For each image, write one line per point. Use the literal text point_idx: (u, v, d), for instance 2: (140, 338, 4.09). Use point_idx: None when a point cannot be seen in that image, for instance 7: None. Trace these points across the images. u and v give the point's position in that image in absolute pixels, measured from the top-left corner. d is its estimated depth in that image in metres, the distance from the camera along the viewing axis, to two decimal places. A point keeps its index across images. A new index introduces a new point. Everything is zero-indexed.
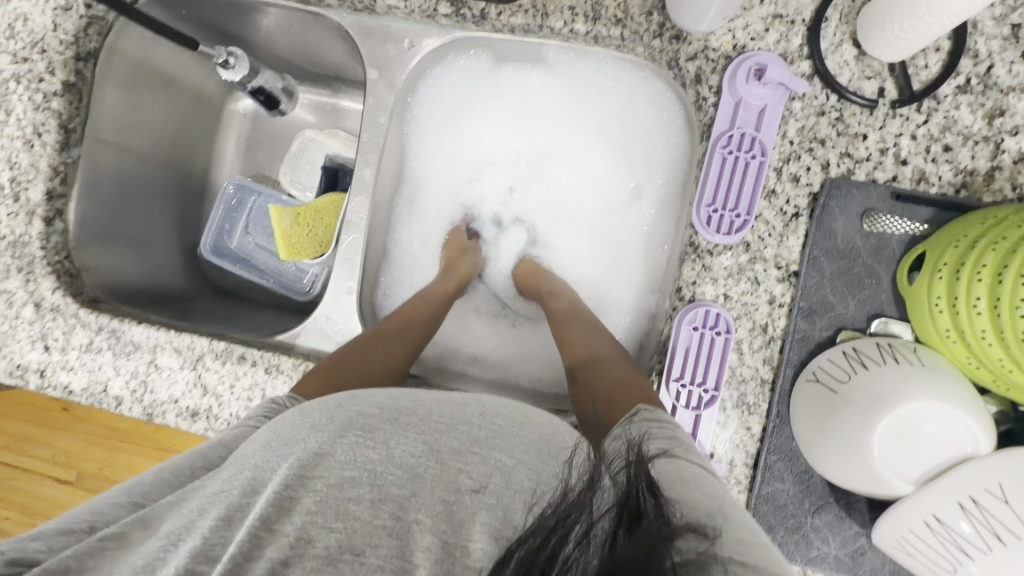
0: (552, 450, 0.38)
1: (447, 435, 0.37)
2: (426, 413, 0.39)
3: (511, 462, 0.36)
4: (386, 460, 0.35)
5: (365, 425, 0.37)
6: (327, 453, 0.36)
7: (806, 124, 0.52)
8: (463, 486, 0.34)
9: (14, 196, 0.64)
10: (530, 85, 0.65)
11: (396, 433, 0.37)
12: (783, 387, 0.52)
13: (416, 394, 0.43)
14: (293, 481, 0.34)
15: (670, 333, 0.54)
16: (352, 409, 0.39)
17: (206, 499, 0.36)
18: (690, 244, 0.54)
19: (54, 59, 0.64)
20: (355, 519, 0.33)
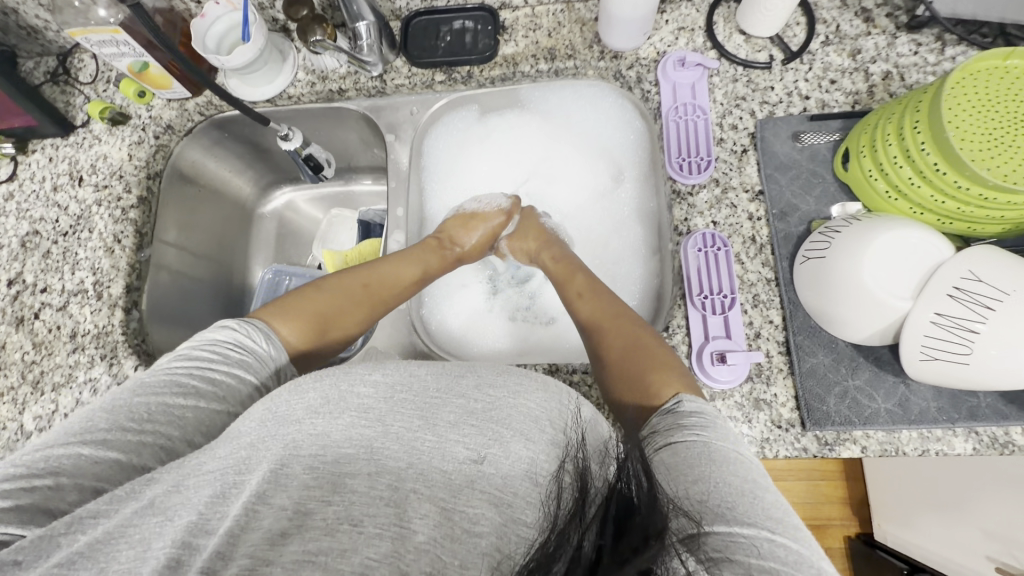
0: (546, 416, 0.41)
1: (443, 409, 0.40)
2: (422, 390, 0.42)
3: (507, 432, 0.38)
4: (383, 436, 0.38)
5: (363, 405, 0.39)
6: (325, 433, 0.38)
7: (727, 89, 0.69)
8: (462, 456, 0.37)
9: (98, 295, 0.73)
10: (512, 124, 0.82)
11: (393, 410, 0.40)
12: (785, 279, 0.62)
13: (412, 368, 0.44)
14: (305, 466, 0.36)
15: (680, 259, 0.65)
16: (352, 392, 0.41)
17: (204, 479, 0.36)
18: (674, 191, 0.67)
19: (130, 180, 0.78)
20: (352, 490, 0.35)
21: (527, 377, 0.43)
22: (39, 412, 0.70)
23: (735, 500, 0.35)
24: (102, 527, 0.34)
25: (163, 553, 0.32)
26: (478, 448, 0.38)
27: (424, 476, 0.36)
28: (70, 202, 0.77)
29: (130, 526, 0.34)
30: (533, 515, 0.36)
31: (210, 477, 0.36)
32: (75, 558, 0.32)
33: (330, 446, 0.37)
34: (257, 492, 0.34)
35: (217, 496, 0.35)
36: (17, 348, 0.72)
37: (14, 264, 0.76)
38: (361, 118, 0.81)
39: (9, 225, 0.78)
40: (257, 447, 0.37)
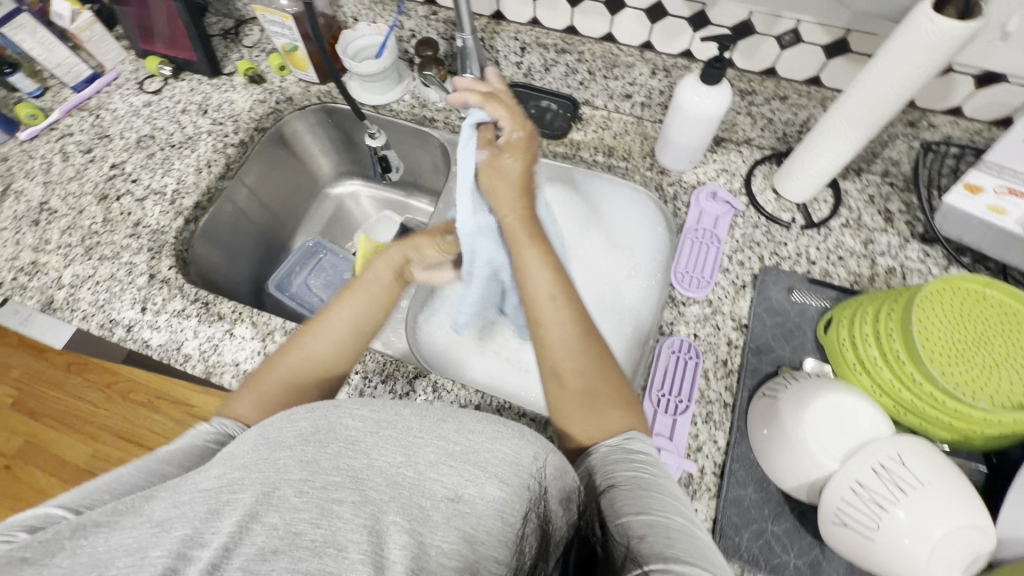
0: (517, 461, 0.47)
1: (425, 448, 0.47)
2: (406, 429, 0.49)
3: (483, 474, 0.45)
4: (367, 468, 0.45)
5: (352, 437, 0.47)
6: (313, 461, 0.46)
7: (746, 230, 0.77)
8: (440, 493, 0.44)
9: (171, 201, 0.85)
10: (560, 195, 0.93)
11: (377, 445, 0.47)
12: (741, 407, 0.66)
13: (400, 409, 0.51)
14: (296, 489, 0.44)
15: (654, 354, 0.70)
16: (341, 424, 0.49)
17: (201, 496, 0.44)
18: (670, 296, 0.74)
19: (241, 126, 0.92)
20: (338, 517, 0.42)
21: (506, 425, 0.50)
22: (79, 271, 0.80)
23: (699, 556, 0.42)
24: (104, 540, 0.41)
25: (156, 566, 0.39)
26: (459, 482, 0.45)
27: (407, 506, 0.43)
28: (189, 125, 0.92)
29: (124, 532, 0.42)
30: (503, 553, 0.42)
31: (201, 496, 0.44)
32: (80, 562, 0.40)
33: (319, 472, 0.45)
34: (252, 512, 0.42)
35: (210, 513, 0.42)
36: (89, 217, 0.84)
37: (123, 153, 0.90)
38: (439, 146, 0.94)
39: (135, 124, 0.93)
40: (249, 471, 0.45)
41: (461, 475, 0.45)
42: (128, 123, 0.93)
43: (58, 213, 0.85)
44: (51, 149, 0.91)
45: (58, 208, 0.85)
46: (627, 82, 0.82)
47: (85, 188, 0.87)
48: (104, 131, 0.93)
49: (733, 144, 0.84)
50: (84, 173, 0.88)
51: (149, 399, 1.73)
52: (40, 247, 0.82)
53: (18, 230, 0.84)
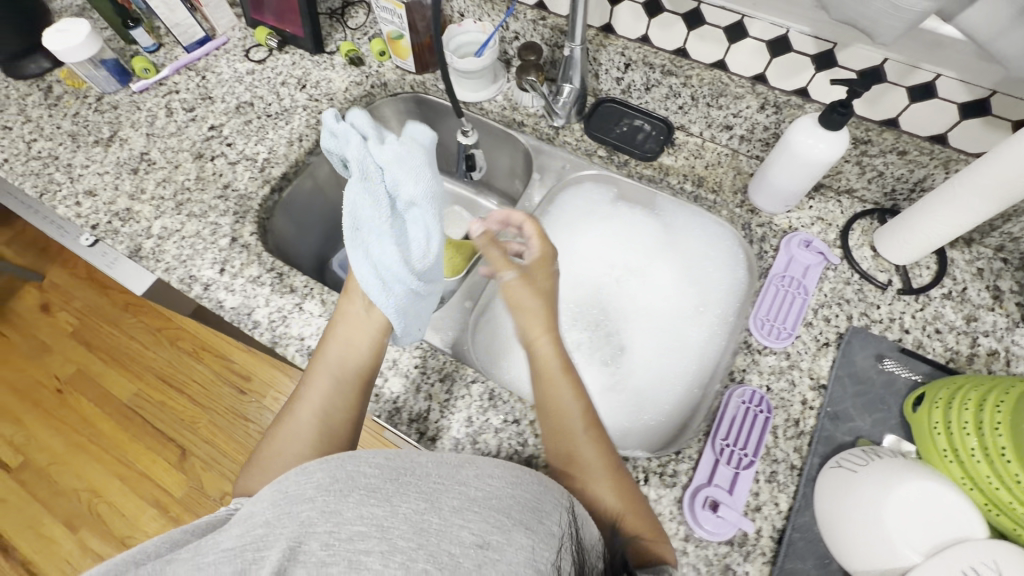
0: (540, 507, 0.47)
1: (447, 494, 0.46)
2: (424, 475, 0.48)
3: (509, 521, 0.44)
4: (391, 516, 0.43)
5: (371, 485, 0.45)
6: (336, 511, 0.43)
7: (836, 286, 0.73)
8: (469, 540, 0.42)
9: (261, 169, 0.88)
10: (636, 218, 0.91)
11: (398, 492, 0.45)
12: (809, 473, 0.62)
13: (416, 456, 0.50)
14: (324, 543, 0.41)
15: (722, 401, 0.67)
16: (357, 472, 0.46)
17: (225, 556, 0.41)
18: (746, 342, 0.71)
19: (335, 106, 0.94)
20: (366, 568, 0.39)
21: (525, 472, 0.51)
22: (167, 225, 0.83)
23: None
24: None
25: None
26: (486, 527, 0.43)
27: (434, 558, 0.40)
28: (286, 98, 0.95)
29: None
30: None
31: (224, 557, 0.41)
32: None
33: (344, 523, 0.42)
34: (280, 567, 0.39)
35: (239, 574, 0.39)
36: (183, 174, 0.88)
37: (222, 116, 0.93)
38: (524, 151, 0.93)
39: (237, 90, 0.96)
40: (272, 527, 0.42)
41: (484, 524, 0.44)
42: (230, 88, 0.97)
43: (156, 165, 0.89)
44: (158, 104, 0.95)
45: (156, 161, 0.89)
46: (731, 112, 0.79)
47: (183, 145, 0.91)
48: (207, 93, 0.96)
49: (833, 192, 0.79)
50: (184, 131, 0.92)
51: (195, 349, 1.79)
52: (135, 195, 0.86)
53: (118, 176, 0.88)
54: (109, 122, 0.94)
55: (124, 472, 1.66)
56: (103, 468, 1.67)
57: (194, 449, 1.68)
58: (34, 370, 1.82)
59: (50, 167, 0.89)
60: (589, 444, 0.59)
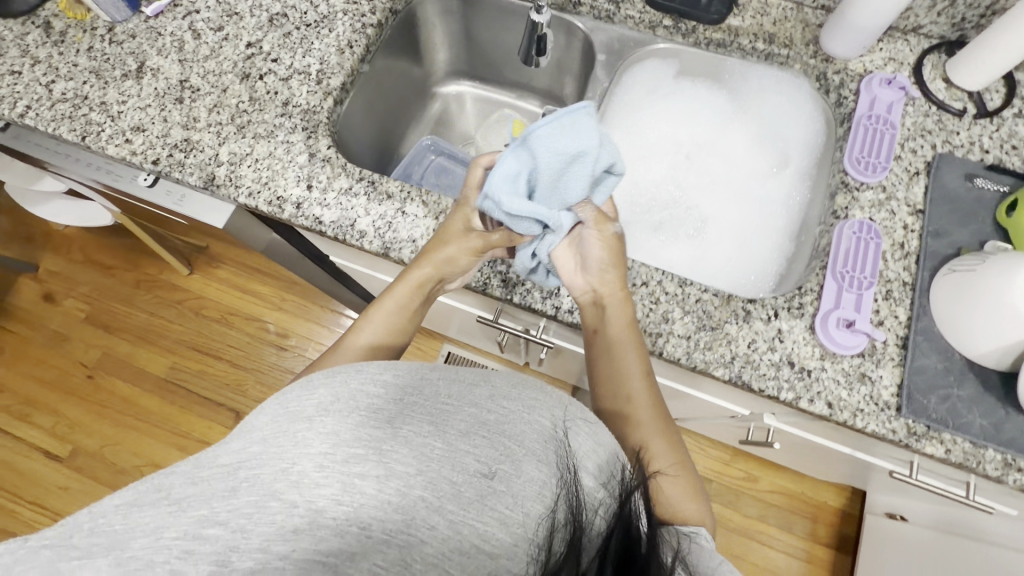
0: (547, 431, 0.46)
1: (455, 417, 0.45)
2: (433, 395, 0.47)
3: (519, 451, 0.44)
4: (392, 440, 0.43)
5: (372, 407, 0.45)
6: (335, 432, 0.43)
7: (918, 119, 0.76)
8: (473, 468, 0.42)
9: (318, 81, 0.83)
10: (698, 91, 0.92)
11: (401, 413, 0.45)
12: (922, 286, 0.68)
13: (425, 374, 0.49)
14: (316, 462, 0.41)
15: (833, 237, 0.71)
16: (362, 392, 0.46)
17: (218, 472, 0.41)
18: (842, 182, 0.74)
19: (377, 7, 0.88)
20: (361, 493, 0.40)
21: (543, 392, 0.49)
22: (234, 150, 0.79)
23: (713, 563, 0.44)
24: (122, 518, 0.39)
25: (174, 550, 0.37)
26: (489, 457, 0.43)
27: (433, 485, 0.41)
28: (321, 3, 0.88)
29: (142, 509, 0.39)
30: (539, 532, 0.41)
31: (219, 474, 0.41)
32: (100, 543, 0.37)
33: (341, 444, 0.42)
34: (271, 491, 0.39)
35: (229, 491, 0.40)
36: (235, 96, 0.82)
37: (257, 32, 0.86)
38: (583, 38, 0.93)
39: (265, 2, 0.88)
40: (269, 446, 0.42)
41: (492, 449, 0.43)
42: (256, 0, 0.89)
43: (202, 92, 0.83)
44: (181, 26, 0.87)
45: (199, 87, 0.83)
46: None
47: (225, 66, 0.84)
48: (232, 9, 0.88)
49: (901, 32, 0.81)
50: (220, 52, 0.85)
51: (224, 316, 1.76)
52: (189, 125, 0.80)
53: (163, 108, 0.82)
54: (131, 52, 0.86)
55: (181, 443, 1.65)
56: (156, 443, 1.66)
57: (248, 410, 1.68)
58: (56, 361, 1.75)
59: (82, 107, 0.82)
60: (648, 407, 0.62)
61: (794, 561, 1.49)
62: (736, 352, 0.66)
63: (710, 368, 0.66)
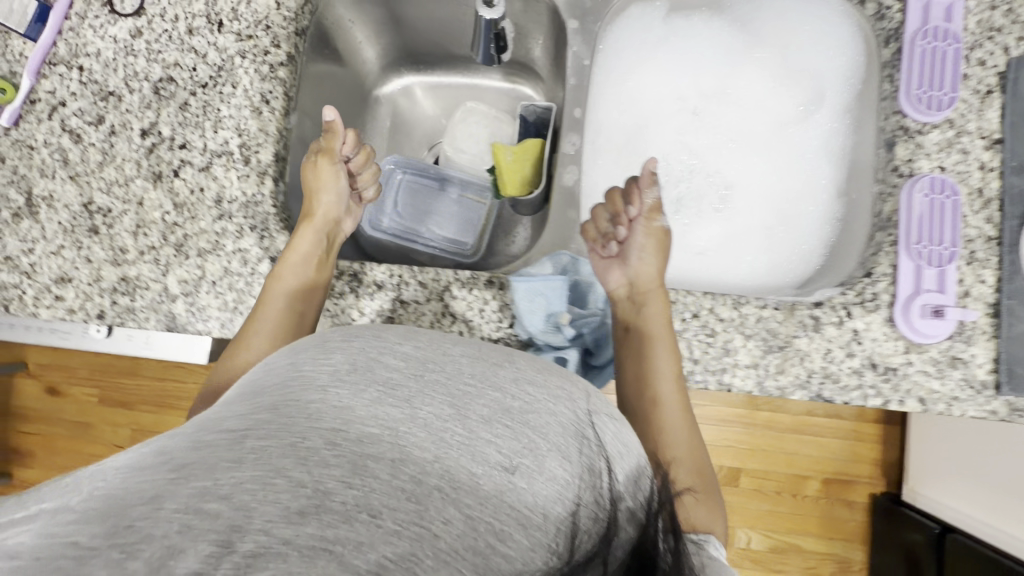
0: (578, 429, 0.36)
1: (476, 402, 0.34)
2: (455, 373, 0.36)
3: (544, 446, 0.34)
4: (410, 420, 0.32)
5: (390, 380, 0.34)
6: (349, 406, 0.33)
7: (984, 17, 0.61)
8: (495, 461, 0.32)
9: (245, 160, 0.67)
10: (696, 29, 0.75)
11: (422, 392, 0.34)
12: (1011, 239, 0.58)
13: (444, 346, 0.38)
14: (324, 438, 0.31)
15: (901, 203, 0.60)
16: (379, 361, 0.36)
17: (222, 438, 0.31)
18: (900, 128, 0.61)
19: (278, 34, 0.68)
20: (374, 477, 0.30)
21: (566, 379, 0.39)
22: (183, 276, 0.66)
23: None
24: (122, 479, 0.30)
25: (174, 522, 0.27)
26: (514, 449, 0.33)
27: (449, 476, 0.31)
28: (209, 50, 0.69)
29: (144, 470, 0.30)
30: (559, 541, 0.32)
31: (223, 439, 0.31)
32: (94, 505, 0.28)
33: (352, 421, 0.32)
34: (275, 467, 0.29)
35: (233, 465, 0.29)
36: (156, 207, 0.67)
37: (146, 112, 0.69)
38: (549, 9, 0.74)
39: (140, 67, 0.69)
40: (277, 415, 0.32)
41: (523, 446, 0.33)
42: (127, 68, 0.69)
43: (115, 212, 0.67)
44: (52, 131, 0.69)
45: (109, 206, 0.68)
46: None
47: (128, 171, 0.68)
48: (104, 88, 0.69)
49: None
50: (115, 152, 0.68)
51: None
52: (118, 258, 0.67)
53: (79, 245, 0.67)
54: (10, 182, 0.69)
55: None
56: None
57: None
58: (86, 448, 1.71)
59: None
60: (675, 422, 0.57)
61: (847, 441, 1.50)
62: (812, 368, 0.59)
63: (786, 393, 0.60)
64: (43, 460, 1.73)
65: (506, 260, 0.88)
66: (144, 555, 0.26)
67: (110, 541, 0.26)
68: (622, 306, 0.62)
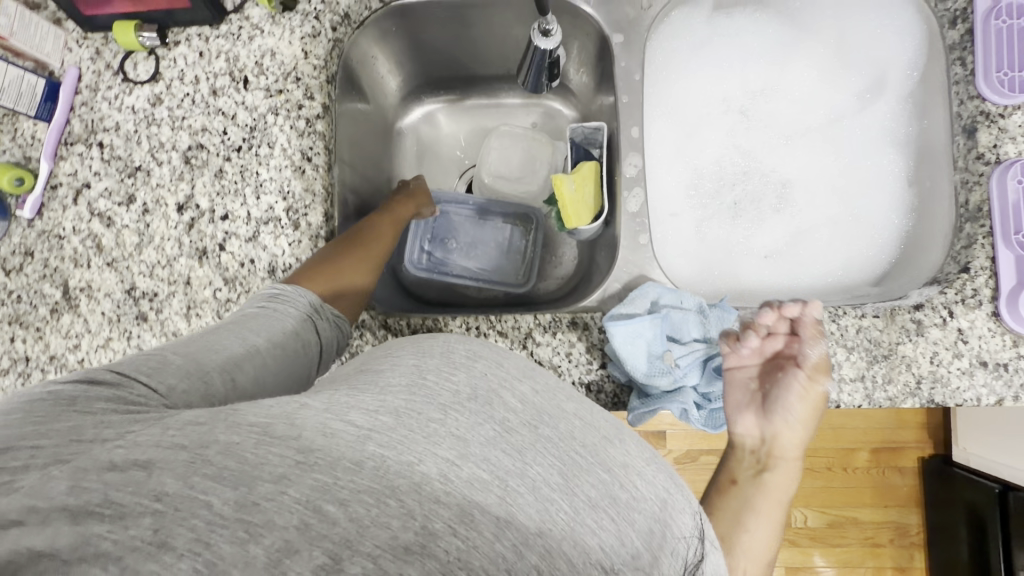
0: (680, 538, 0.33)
1: (585, 475, 0.31)
2: (569, 433, 0.33)
3: (639, 543, 0.30)
4: (520, 477, 0.30)
5: (507, 423, 0.32)
6: (468, 451, 0.30)
7: None
8: (596, 555, 0.29)
9: (294, 225, 0.63)
10: (739, 27, 0.72)
11: (536, 446, 0.31)
12: None
13: (557, 397, 0.35)
14: (439, 469, 0.29)
15: (992, 191, 0.58)
16: (502, 395, 0.33)
17: (348, 456, 0.29)
18: (980, 113, 0.60)
19: (311, 85, 0.64)
20: (476, 529, 0.28)
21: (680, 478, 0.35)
22: None
23: None
24: (253, 447, 0.29)
25: (294, 515, 0.28)
26: (620, 548, 0.30)
27: (550, 558, 0.28)
28: (238, 110, 0.64)
29: (271, 442, 0.30)
30: None
31: (351, 445, 0.29)
32: (228, 466, 0.29)
33: (467, 459, 0.30)
34: (391, 490, 0.28)
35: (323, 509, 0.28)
36: (206, 284, 0.63)
37: (179, 185, 0.64)
38: (597, 34, 0.70)
39: (165, 136, 0.65)
40: (402, 442, 0.30)
41: (628, 539, 0.30)
42: (152, 139, 0.65)
43: (161, 295, 0.63)
44: (80, 216, 0.65)
45: (155, 289, 0.63)
46: None
47: (170, 249, 0.64)
48: (129, 163, 0.65)
49: None
50: (152, 231, 0.64)
51: None
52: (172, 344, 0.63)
53: (128, 334, 0.63)
54: (42, 276, 0.64)
55: None
56: None
57: None
58: None
59: (30, 372, 0.64)
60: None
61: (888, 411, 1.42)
62: (921, 374, 0.57)
63: (897, 402, 0.58)
64: None
65: (553, 284, 0.84)
66: (264, 543, 0.27)
67: (240, 512, 0.28)
68: (740, 460, 0.52)
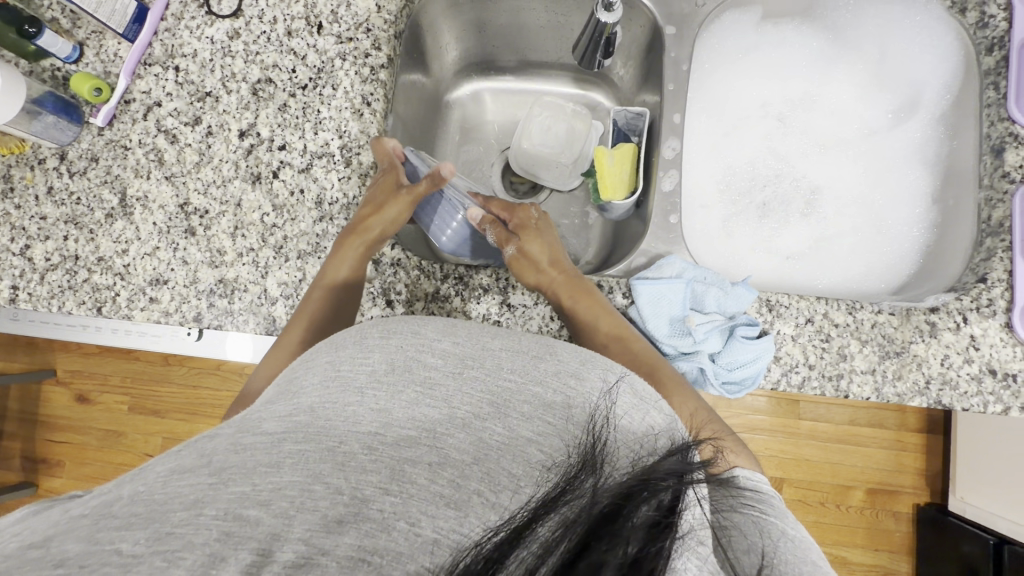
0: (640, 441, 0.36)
1: (517, 398, 0.36)
2: (494, 367, 0.37)
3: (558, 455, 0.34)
4: (446, 419, 0.34)
5: (427, 380, 0.35)
6: (387, 411, 0.34)
7: None
8: (536, 461, 0.33)
9: (346, 162, 0.66)
10: (787, 37, 0.76)
11: (459, 390, 0.36)
12: None
13: (483, 339, 0.39)
14: (361, 444, 0.32)
15: (1013, 207, 0.60)
16: (418, 360, 0.36)
17: (262, 442, 0.32)
18: (1010, 135, 0.62)
19: (379, 37, 0.69)
20: (410, 483, 0.30)
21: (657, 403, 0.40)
22: (283, 278, 0.64)
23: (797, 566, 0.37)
24: (162, 486, 0.30)
25: (212, 531, 0.28)
26: (556, 447, 0.34)
27: (488, 478, 0.31)
28: (309, 52, 0.69)
29: (182, 478, 0.31)
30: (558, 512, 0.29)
31: (262, 443, 0.32)
32: (136, 514, 0.29)
33: (390, 425, 0.33)
34: (313, 472, 0.31)
35: (271, 466, 0.31)
36: (256, 207, 0.66)
37: (245, 113, 0.68)
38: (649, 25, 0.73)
39: (237, 67, 0.69)
40: (315, 418, 0.33)
41: (562, 440, 0.34)
42: (224, 68, 0.69)
43: (213, 213, 0.67)
44: (147, 130, 0.69)
45: (206, 207, 0.67)
46: None
47: (226, 171, 0.67)
48: (200, 88, 0.69)
49: None
50: (212, 153, 0.68)
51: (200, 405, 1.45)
52: (217, 260, 0.66)
53: (176, 246, 0.66)
54: (103, 182, 0.68)
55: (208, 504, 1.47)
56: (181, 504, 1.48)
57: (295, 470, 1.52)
58: (119, 459, 1.46)
59: (78, 269, 0.66)
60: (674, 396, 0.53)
61: (888, 453, 1.39)
62: (932, 374, 0.59)
63: (905, 399, 0.59)
64: (69, 472, 1.48)
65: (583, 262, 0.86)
66: (184, 566, 0.26)
67: (152, 549, 0.27)
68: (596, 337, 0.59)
